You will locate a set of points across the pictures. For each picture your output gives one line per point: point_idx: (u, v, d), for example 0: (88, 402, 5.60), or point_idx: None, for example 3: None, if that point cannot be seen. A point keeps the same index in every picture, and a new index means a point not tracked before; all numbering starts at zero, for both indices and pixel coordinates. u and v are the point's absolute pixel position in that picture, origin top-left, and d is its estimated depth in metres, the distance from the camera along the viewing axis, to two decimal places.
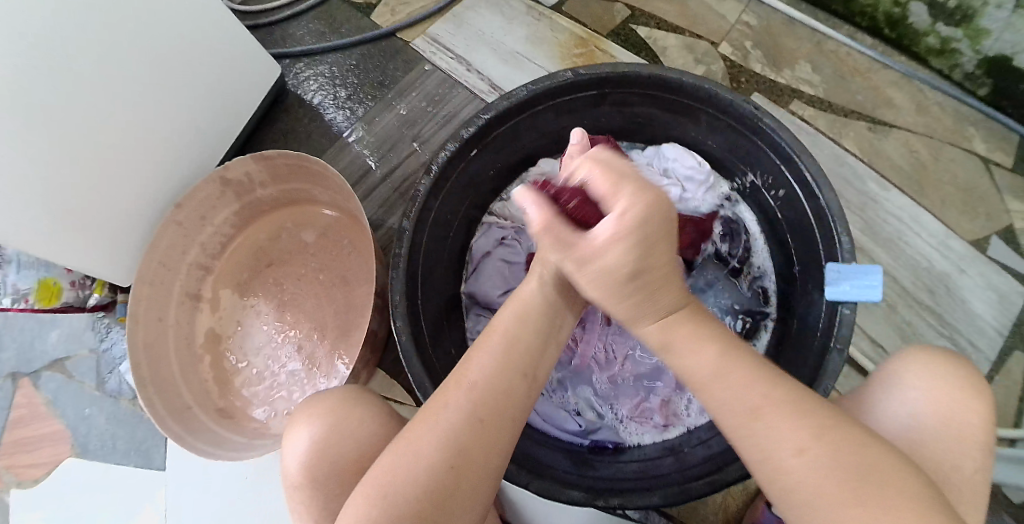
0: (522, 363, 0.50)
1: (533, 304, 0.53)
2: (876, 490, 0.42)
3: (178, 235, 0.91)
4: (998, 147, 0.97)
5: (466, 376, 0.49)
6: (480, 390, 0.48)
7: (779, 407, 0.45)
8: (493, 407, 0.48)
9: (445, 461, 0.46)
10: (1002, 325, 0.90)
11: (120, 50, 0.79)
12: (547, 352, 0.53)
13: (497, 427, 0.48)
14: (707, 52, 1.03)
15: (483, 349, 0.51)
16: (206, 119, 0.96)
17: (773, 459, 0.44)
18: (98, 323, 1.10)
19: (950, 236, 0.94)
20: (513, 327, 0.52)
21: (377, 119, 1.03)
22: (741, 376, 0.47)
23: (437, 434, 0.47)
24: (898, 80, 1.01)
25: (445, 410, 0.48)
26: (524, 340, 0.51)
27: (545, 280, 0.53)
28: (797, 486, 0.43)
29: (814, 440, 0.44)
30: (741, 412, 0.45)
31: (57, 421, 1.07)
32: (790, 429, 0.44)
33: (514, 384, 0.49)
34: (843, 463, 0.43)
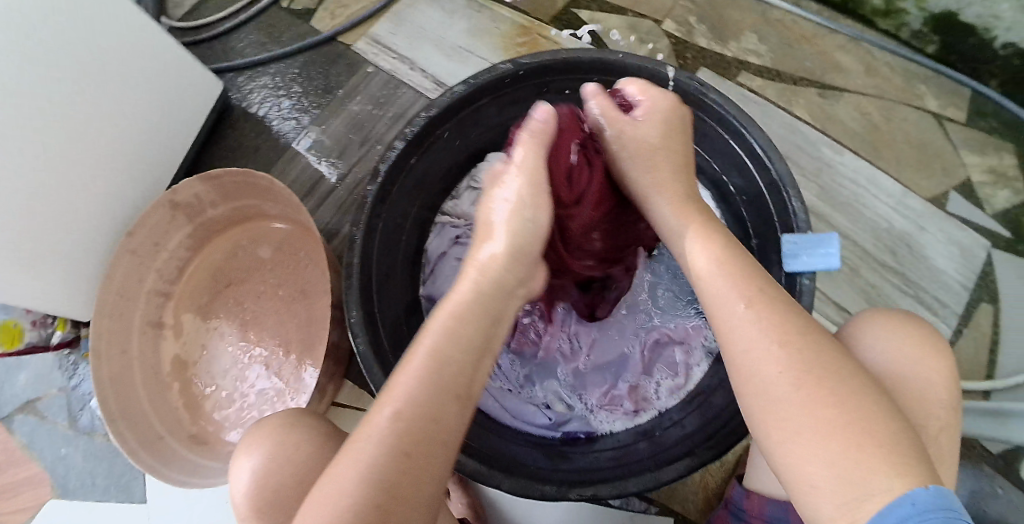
0: (453, 386, 0.47)
1: (460, 316, 0.49)
2: (850, 405, 0.43)
3: (133, 263, 0.88)
4: (950, 102, 0.98)
5: (388, 403, 0.46)
6: (405, 420, 0.45)
7: (773, 320, 0.47)
8: (419, 437, 0.45)
9: (367, 498, 0.43)
10: (966, 279, 0.91)
11: (54, 78, 0.76)
12: (480, 365, 0.49)
13: (425, 459, 0.45)
14: (651, 30, 1.02)
15: (407, 370, 0.47)
16: (150, 142, 0.93)
17: (752, 362, 0.46)
18: (65, 361, 1.07)
19: (908, 195, 0.94)
20: (437, 342, 0.48)
21: (326, 125, 1.01)
22: (740, 285, 0.49)
23: (359, 470, 0.44)
24: (845, 43, 1.01)
25: (366, 441, 0.45)
26: (452, 359, 0.47)
27: (477, 287, 0.50)
28: (771, 390, 0.45)
29: (798, 346, 0.45)
30: (733, 315, 0.48)
31: (34, 464, 1.04)
32: (776, 329, 0.46)
33: (442, 407, 0.46)
34: (825, 373, 0.44)
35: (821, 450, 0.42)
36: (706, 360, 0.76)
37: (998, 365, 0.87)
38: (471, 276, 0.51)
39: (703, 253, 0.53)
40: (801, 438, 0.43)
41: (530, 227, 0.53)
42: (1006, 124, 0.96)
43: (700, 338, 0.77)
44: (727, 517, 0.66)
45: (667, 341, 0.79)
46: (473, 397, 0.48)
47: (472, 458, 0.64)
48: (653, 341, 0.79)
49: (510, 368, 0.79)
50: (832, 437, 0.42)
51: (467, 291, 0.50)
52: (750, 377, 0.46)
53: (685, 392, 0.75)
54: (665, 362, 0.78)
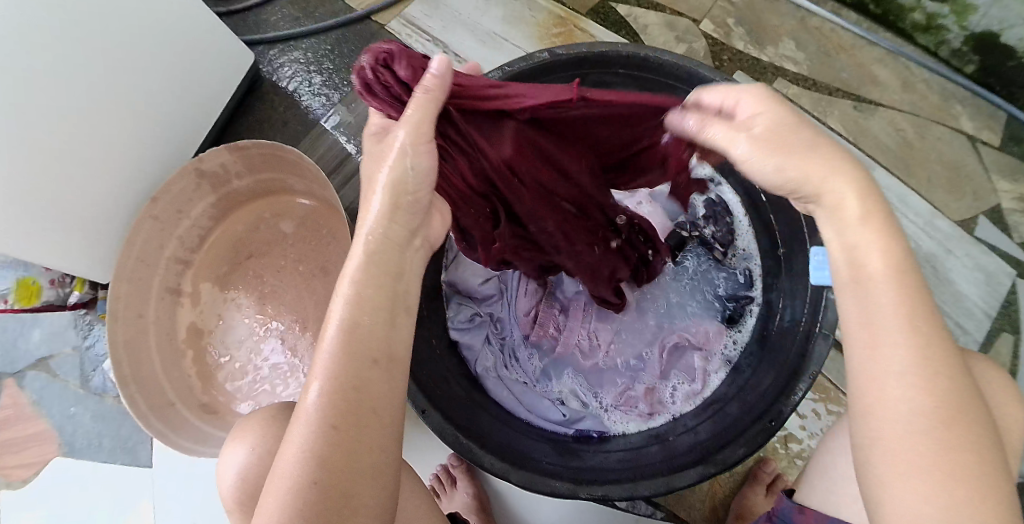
0: (369, 347, 0.42)
1: (362, 281, 0.43)
2: (984, 455, 0.38)
3: (155, 229, 0.88)
4: (985, 125, 0.96)
5: (311, 379, 0.42)
6: (329, 395, 0.41)
7: (934, 351, 0.39)
8: (343, 408, 0.41)
9: (304, 480, 0.39)
10: (989, 305, 0.90)
11: (88, 38, 0.76)
12: (398, 323, 0.44)
13: (356, 429, 0.41)
14: (688, 30, 1.01)
15: (322, 345, 0.42)
16: (178, 110, 0.93)
17: (885, 377, 0.40)
18: (79, 320, 1.08)
19: (937, 216, 0.93)
20: (348, 311, 0.42)
21: (356, 104, 1.01)
22: (907, 304, 0.40)
23: (296, 455, 0.40)
24: (883, 56, 1.00)
25: (298, 423, 0.41)
26: (362, 320, 0.42)
27: (371, 248, 0.44)
28: (908, 424, 0.39)
29: (950, 384, 0.39)
30: (889, 336, 0.40)
31: (44, 421, 1.05)
32: (928, 358, 0.39)
33: (367, 375, 0.42)
34: (967, 421, 0.39)
35: (943, 494, 0.37)
36: (724, 368, 0.76)
37: None
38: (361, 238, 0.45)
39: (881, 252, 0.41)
40: (932, 478, 0.37)
41: (419, 178, 0.46)
42: None
43: (719, 345, 0.77)
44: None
45: (685, 346, 0.78)
46: (397, 356, 0.44)
47: (487, 448, 0.64)
48: (671, 345, 0.78)
49: (527, 361, 0.79)
50: (960, 484, 0.37)
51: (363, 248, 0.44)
52: (885, 404, 0.39)
53: (702, 398, 0.75)
54: (682, 367, 0.78)
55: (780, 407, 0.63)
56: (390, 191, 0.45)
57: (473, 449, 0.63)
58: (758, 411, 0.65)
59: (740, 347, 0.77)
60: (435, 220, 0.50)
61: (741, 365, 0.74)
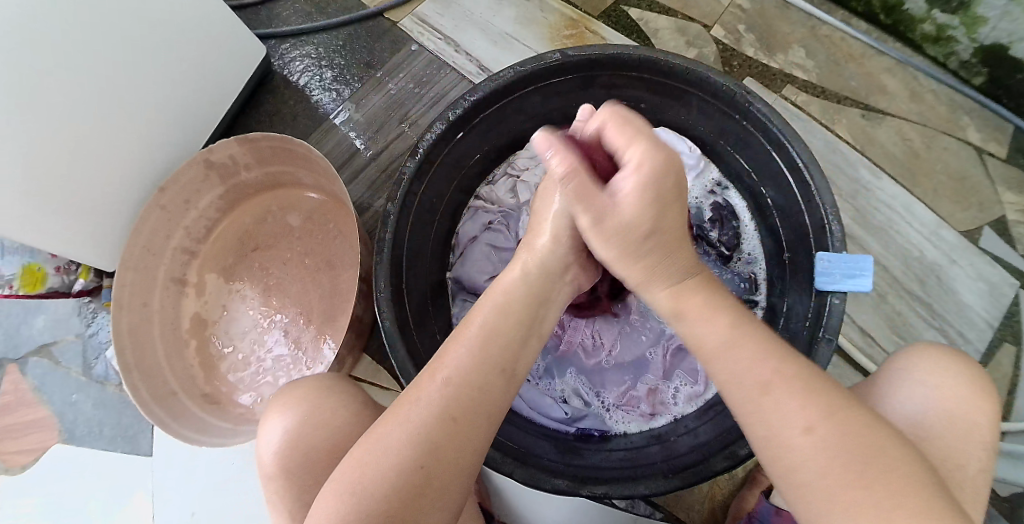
0: (500, 359, 0.49)
1: (513, 296, 0.51)
2: (875, 480, 0.41)
3: (162, 219, 0.89)
4: (992, 137, 0.96)
5: (440, 370, 0.48)
6: (453, 387, 0.47)
7: (798, 393, 0.44)
8: (467, 404, 0.46)
9: (412, 461, 0.45)
10: (992, 316, 0.90)
11: (102, 29, 0.77)
12: (528, 346, 0.51)
13: (470, 427, 0.46)
14: (699, 35, 1.02)
15: (460, 341, 0.49)
16: (189, 101, 0.94)
17: (773, 434, 0.44)
18: (84, 308, 1.09)
19: (942, 226, 0.93)
20: (491, 317, 0.50)
21: (365, 100, 1.02)
22: (756, 358, 0.46)
23: (410, 434, 0.45)
24: (892, 67, 1.00)
25: (417, 405, 0.47)
26: (502, 332, 0.49)
27: (531, 269, 0.53)
28: (798, 470, 0.43)
29: (820, 421, 0.43)
30: (750, 390, 0.45)
31: (45, 407, 1.06)
32: (805, 403, 0.44)
33: (491, 382, 0.48)
34: (850, 454, 0.42)
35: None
36: None
37: (1015, 406, 0.87)
38: (521, 259, 0.53)
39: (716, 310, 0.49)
40: (835, 517, 0.41)
41: None
42: None
43: None
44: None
45: (689, 348, 0.79)
46: (517, 374, 0.50)
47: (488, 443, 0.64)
48: (675, 347, 0.79)
49: None
50: (865, 514, 0.40)
51: (521, 269, 0.53)
52: (775, 456, 0.44)
53: (704, 400, 0.75)
54: (685, 369, 0.78)
55: None
56: (554, 227, 0.53)
57: None
58: None
59: None
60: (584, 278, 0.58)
61: None
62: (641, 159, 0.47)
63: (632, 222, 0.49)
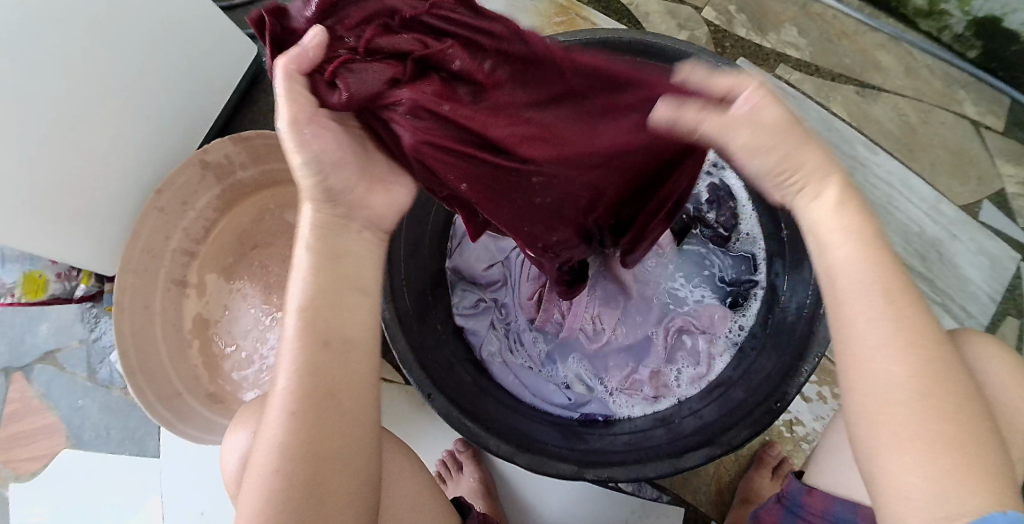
0: (322, 327, 0.42)
1: (308, 263, 0.44)
2: (968, 422, 0.35)
3: (160, 221, 0.89)
4: (989, 110, 0.96)
5: (280, 369, 0.42)
6: (298, 378, 0.41)
7: (905, 309, 0.38)
8: (309, 388, 0.41)
9: (284, 466, 0.40)
10: (994, 290, 0.90)
11: (93, 30, 0.77)
12: (353, 304, 0.44)
13: (326, 408, 0.41)
14: (690, 17, 1.01)
15: (285, 333, 0.43)
16: (182, 103, 0.94)
17: (868, 351, 0.37)
18: (87, 313, 1.09)
19: (941, 201, 0.93)
20: (301, 296, 0.43)
21: None
22: (873, 251, 0.39)
23: (273, 446, 0.40)
24: (885, 42, 0.99)
25: (272, 411, 0.41)
26: (320, 305, 0.43)
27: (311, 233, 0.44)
28: (888, 388, 0.36)
29: (923, 343, 0.37)
30: (858, 299, 0.39)
31: (51, 414, 1.06)
32: (903, 316, 0.37)
33: (327, 358, 0.42)
34: (941, 382, 0.36)
35: (926, 464, 0.35)
36: (729, 351, 0.76)
37: None
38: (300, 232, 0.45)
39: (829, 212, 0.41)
40: (907, 445, 0.35)
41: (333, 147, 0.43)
42: None
43: (724, 328, 0.77)
44: (778, 511, 0.65)
45: (690, 330, 0.79)
46: (354, 334, 0.44)
47: (492, 432, 0.65)
48: (676, 329, 0.79)
49: (532, 345, 0.80)
50: (942, 449, 0.35)
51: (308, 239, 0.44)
52: (862, 367, 0.37)
53: (706, 382, 0.75)
54: (687, 351, 0.78)
55: (787, 388, 0.63)
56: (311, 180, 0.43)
57: (478, 433, 0.63)
58: (762, 393, 0.65)
59: (746, 331, 0.76)
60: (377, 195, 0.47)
61: (746, 347, 0.75)
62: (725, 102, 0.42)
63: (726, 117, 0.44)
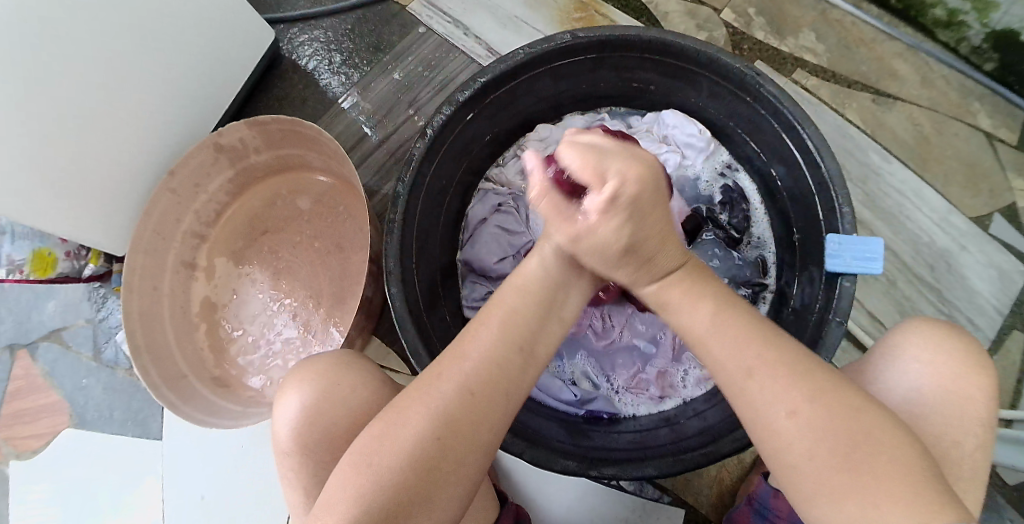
0: (520, 336, 0.47)
1: (532, 282, 0.50)
2: (863, 467, 0.42)
3: (172, 203, 0.89)
4: (1003, 123, 0.96)
5: (464, 350, 0.47)
6: (479, 365, 0.46)
7: (776, 376, 0.45)
8: (488, 378, 0.45)
9: (432, 434, 0.43)
10: (1002, 303, 0.90)
11: (113, 10, 0.77)
12: (548, 329, 0.49)
13: (490, 401, 0.45)
14: (709, 19, 1.01)
15: (482, 322, 0.48)
16: (198, 87, 0.94)
17: (761, 427, 0.44)
18: (94, 293, 1.09)
19: (952, 211, 0.93)
20: (514, 301, 0.49)
21: (373, 85, 1.02)
22: (740, 346, 0.46)
23: (428, 407, 0.44)
24: (902, 51, 0.99)
25: (439, 382, 0.45)
26: (524, 315, 0.48)
27: (548, 259, 0.51)
28: (788, 450, 0.43)
29: (809, 407, 0.43)
30: (737, 382, 0.46)
31: (55, 392, 1.07)
32: (785, 387, 0.44)
33: (509, 358, 0.46)
34: (836, 435, 0.43)
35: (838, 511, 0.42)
36: None
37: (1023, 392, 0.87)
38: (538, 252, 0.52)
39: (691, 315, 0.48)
40: (818, 497, 0.43)
41: None
42: None
43: None
44: (751, 513, 0.69)
45: None
46: (540, 354, 0.49)
47: None
48: None
49: None
50: (850, 495, 0.42)
51: (540, 264, 0.51)
52: (766, 437, 0.44)
53: (713, 383, 0.75)
54: (695, 352, 0.78)
55: None
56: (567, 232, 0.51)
57: None
58: None
59: None
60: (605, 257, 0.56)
61: None
62: (610, 195, 0.44)
63: (608, 241, 0.46)
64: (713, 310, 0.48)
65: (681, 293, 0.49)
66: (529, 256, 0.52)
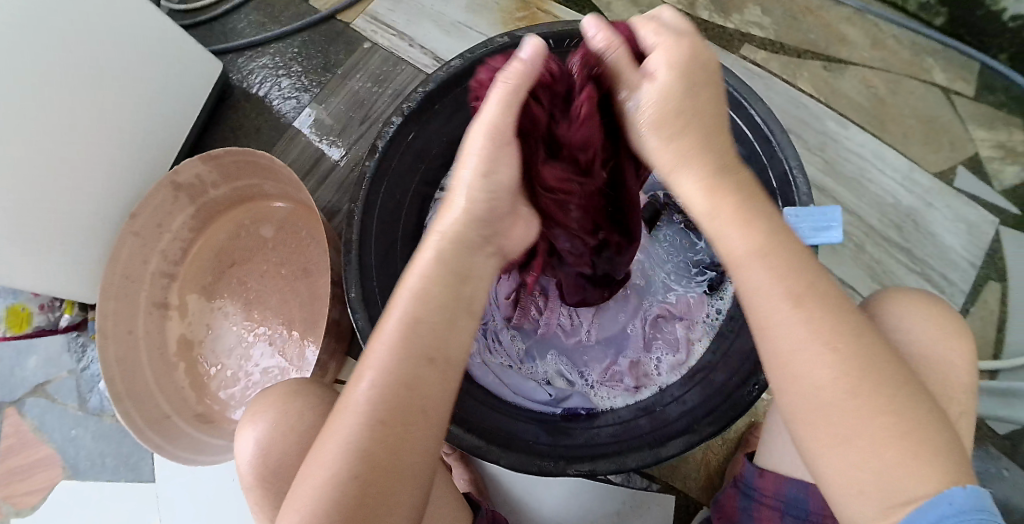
0: (423, 345, 0.43)
1: (429, 278, 0.44)
2: (904, 412, 0.39)
3: (138, 245, 0.89)
4: (958, 76, 0.96)
5: (364, 375, 0.43)
6: (381, 389, 0.42)
7: (818, 313, 0.40)
8: (394, 402, 0.42)
9: (348, 474, 0.41)
10: (973, 255, 0.90)
11: (58, 57, 0.76)
12: (459, 325, 0.44)
13: (402, 427, 0.42)
14: (652, 4, 1.01)
15: (380, 338, 0.43)
16: (152, 125, 0.93)
17: (797, 365, 0.40)
18: (73, 343, 1.08)
19: (914, 169, 0.93)
20: (410, 304, 0.43)
21: (325, 104, 1.01)
22: (782, 274, 0.41)
23: (339, 446, 0.41)
24: (850, 15, 0.99)
25: (345, 417, 0.42)
26: (426, 320, 0.43)
27: (448, 240, 0.45)
28: (819, 397, 0.39)
29: (852, 348, 0.39)
30: (772, 311, 0.40)
31: (45, 445, 1.06)
32: (828, 324, 0.40)
33: (417, 373, 0.42)
34: (876, 381, 0.39)
35: (868, 459, 0.39)
36: (707, 335, 0.76)
37: (1004, 341, 0.87)
38: (435, 236, 0.46)
39: (735, 236, 0.42)
40: (853, 447, 0.39)
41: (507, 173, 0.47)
42: (1016, 97, 0.94)
43: (701, 313, 0.78)
44: (737, 495, 0.66)
45: (668, 317, 0.79)
46: (453, 359, 0.44)
47: (475, 433, 0.64)
48: (653, 318, 0.80)
49: (509, 343, 0.80)
50: (885, 446, 0.39)
51: (430, 257, 0.45)
52: (793, 377, 0.40)
53: (687, 368, 0.75)
54: (665, 339, 0.78)
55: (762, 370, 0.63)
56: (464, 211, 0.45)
57: (459, 435, 0.63)
58: (744, 371, 0.66)
59: (722, 315, 0.77)
60: (518, 227, 0.50)
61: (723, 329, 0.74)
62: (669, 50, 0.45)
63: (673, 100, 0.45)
64: (766, 233, 0.42)
65: (730, 209, 0.43)
66: (423, 243, 0.46)
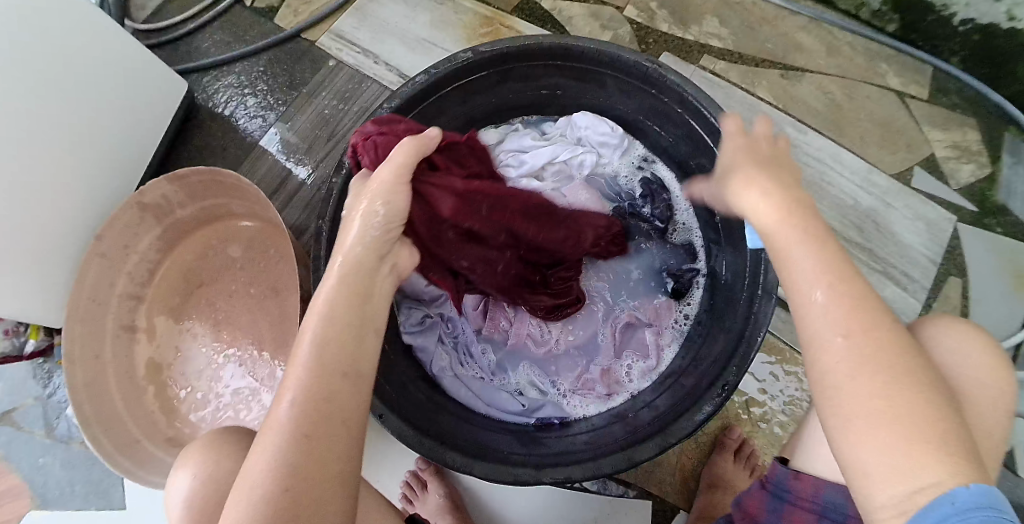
0: (337, 361, 0.44)
1: (332, 302, 0.46)
2: (934, 409, 0.38)
3: (104, 267, 0.87)
4: (912, 80, 0.99)
5: (285, 393, 0.43)
6: (300, 405, 0.42)
7: (861, 303, 0.41)
8: (316, 415, 0.42)
9: (279, 486, 0.40)
10: (934, 252, 0.93)
11: (19, 79, 0.75)
12: (365, 340, 0.47)
13: (327, 438, 0.42)
14: (613, 17, 1.03)
15: (294, 361, 0.44)
16: (117, 146, 0.92)
17: (827, 351, 0.41)
18: (39, 370, 1.06)
19: (872, 172, 0.96)
20: (319, 326, 0.45)
21: (292, 122, 1.01)
22: (826, 263, 0.43)
23: (266, 459, 0.41)
24: (805, 25, 1.02)
25: (269, 433, 0.42)
26: (337, 338, 0.45)
27: (343, 271, 0.48)
28: (847, 381, 0.40)
29: (881, 337, 0.40)
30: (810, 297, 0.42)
31: (13, 475, 1.03)
32: (864, 314, 0.41)
33: (336, 387, 0.44)
34: (908, 374, 0.39)
35: (895, 445, 0.37)
36: (675, 341, 0.79)
37: None
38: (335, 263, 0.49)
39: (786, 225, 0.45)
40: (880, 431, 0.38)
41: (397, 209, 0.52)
42: (968, 100, 0.98)
43: (670, 319, 0.80)
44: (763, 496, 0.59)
45: (636, 324, 0.81)
46: (364, 372, 0.46)
47: (445, 445, 0.64)
48: (623, 324, 0.81)
49: (481, 356, 0.80)
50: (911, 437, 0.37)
51: (330, 283, 0.47)
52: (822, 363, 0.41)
53: (657, 373, 0.77)
54: (635, 346, 0.80)
55: (729, 373, 0.64)
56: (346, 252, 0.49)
57: (431, 447, 0.63)
58: (710, 375, 0.67)
59: (689, 319, 0.80)
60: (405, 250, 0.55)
61: (691, 337, 0.78)
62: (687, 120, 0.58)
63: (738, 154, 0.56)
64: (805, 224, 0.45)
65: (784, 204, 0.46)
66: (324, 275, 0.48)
